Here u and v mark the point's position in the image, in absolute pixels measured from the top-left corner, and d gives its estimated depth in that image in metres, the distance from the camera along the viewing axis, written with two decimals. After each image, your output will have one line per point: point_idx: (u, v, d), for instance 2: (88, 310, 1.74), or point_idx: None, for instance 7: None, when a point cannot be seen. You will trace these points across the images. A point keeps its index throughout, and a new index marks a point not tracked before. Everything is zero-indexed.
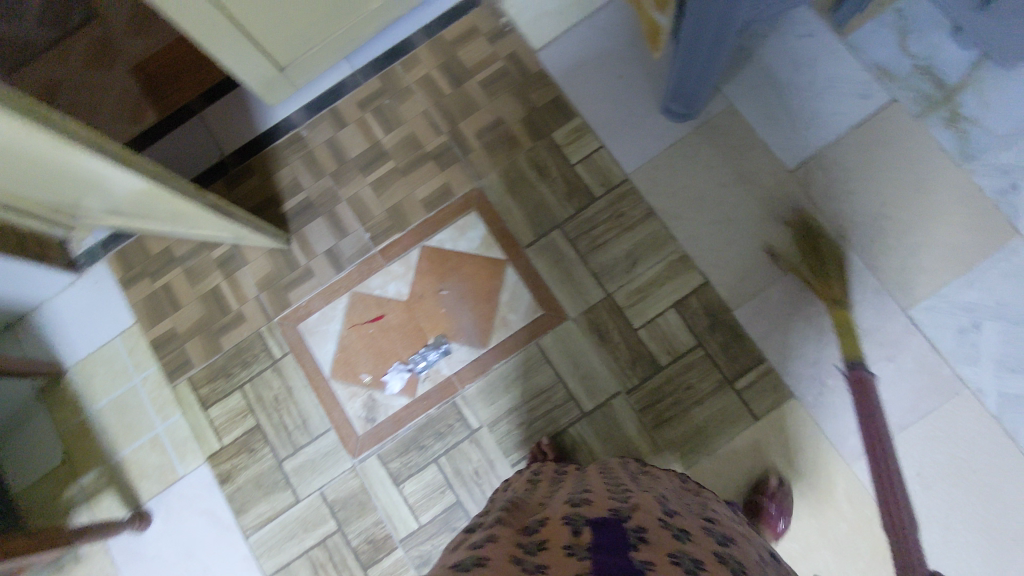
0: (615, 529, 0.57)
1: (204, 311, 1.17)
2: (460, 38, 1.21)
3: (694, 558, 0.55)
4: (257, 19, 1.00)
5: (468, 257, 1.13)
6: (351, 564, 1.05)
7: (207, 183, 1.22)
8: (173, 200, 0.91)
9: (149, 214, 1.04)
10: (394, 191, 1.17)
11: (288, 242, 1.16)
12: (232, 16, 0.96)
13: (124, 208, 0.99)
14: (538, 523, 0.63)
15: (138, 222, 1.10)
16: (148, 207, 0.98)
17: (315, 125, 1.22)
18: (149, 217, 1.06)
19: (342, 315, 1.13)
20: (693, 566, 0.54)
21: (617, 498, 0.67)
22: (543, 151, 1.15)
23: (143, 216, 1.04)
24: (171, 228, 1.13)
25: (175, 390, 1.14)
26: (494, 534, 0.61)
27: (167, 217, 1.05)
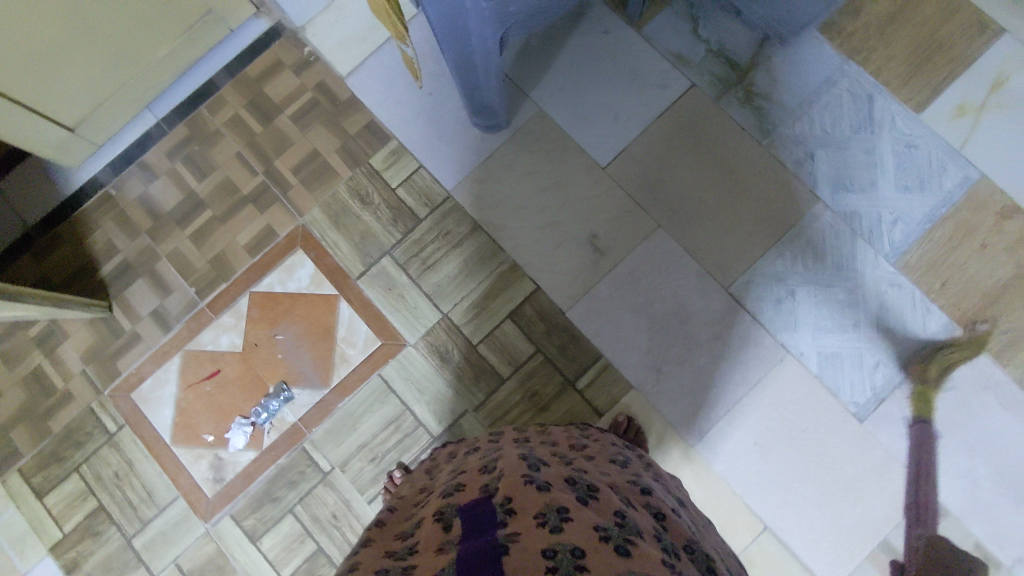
0: (481, 505, 0.52)
1: (27, 395, 1.10)
2: (265, 74, 1.18)
3: (558, 509, 0.51)
4: (19, 80, 0.94)
5: (299, 297, 1.10)
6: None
7: (12, 259, 1.14)
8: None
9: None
10: (216, 240, 1.13)
11: (108, 308, 1.10)
12: None
13: None
14: (410, 525, 0.57)
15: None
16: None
17: (123, 182, 1.16)
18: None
19: (176, 376, 1.09)
20: (557, 518, 0.49)
21: (489, 464, 0.61)
22: (363, 179, 1.13)
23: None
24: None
25: (5, 484, 1.07)
26: (357, 560, 0.53)
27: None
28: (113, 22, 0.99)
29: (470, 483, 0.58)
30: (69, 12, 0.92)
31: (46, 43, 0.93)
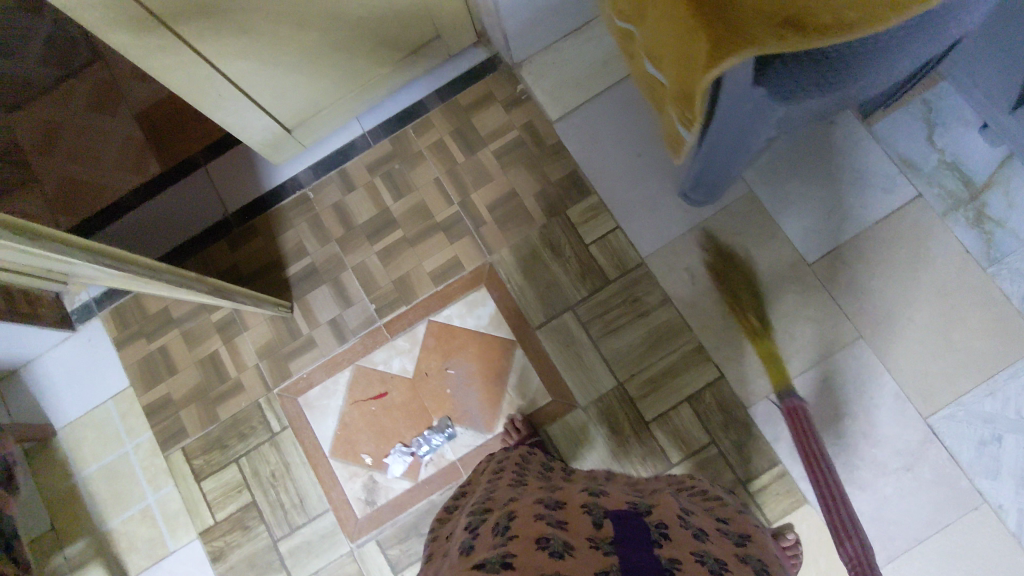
0: (636, 523, 0.64)
1: (202, 377, 1.13)
2: (476, 104, 1.18)
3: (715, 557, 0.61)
4: (257, 78, 0.97)
5: (476, 336, 1.09)
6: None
7: (208, 243, 1.17)
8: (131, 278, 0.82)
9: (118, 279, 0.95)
10: (402, 261, 1.13)
11: (291, 309, 1.12)
12: (229, 75, 0.93)
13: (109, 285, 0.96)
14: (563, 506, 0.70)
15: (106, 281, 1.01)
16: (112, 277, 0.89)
17: (321, 187, 1.17)
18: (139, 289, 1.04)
19: (344, 389, 1.10)
20: (714, 564, 0.60)
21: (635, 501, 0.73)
22: (557, 229, 1.12)
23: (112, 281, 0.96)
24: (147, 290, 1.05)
25: (168, 460, 1.11)
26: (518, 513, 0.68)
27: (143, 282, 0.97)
28: (348, 33, 0.98)
29: (621, 503, 0.71)
30: (312, 23, 0.91)
31: (285, 47, 0.94)
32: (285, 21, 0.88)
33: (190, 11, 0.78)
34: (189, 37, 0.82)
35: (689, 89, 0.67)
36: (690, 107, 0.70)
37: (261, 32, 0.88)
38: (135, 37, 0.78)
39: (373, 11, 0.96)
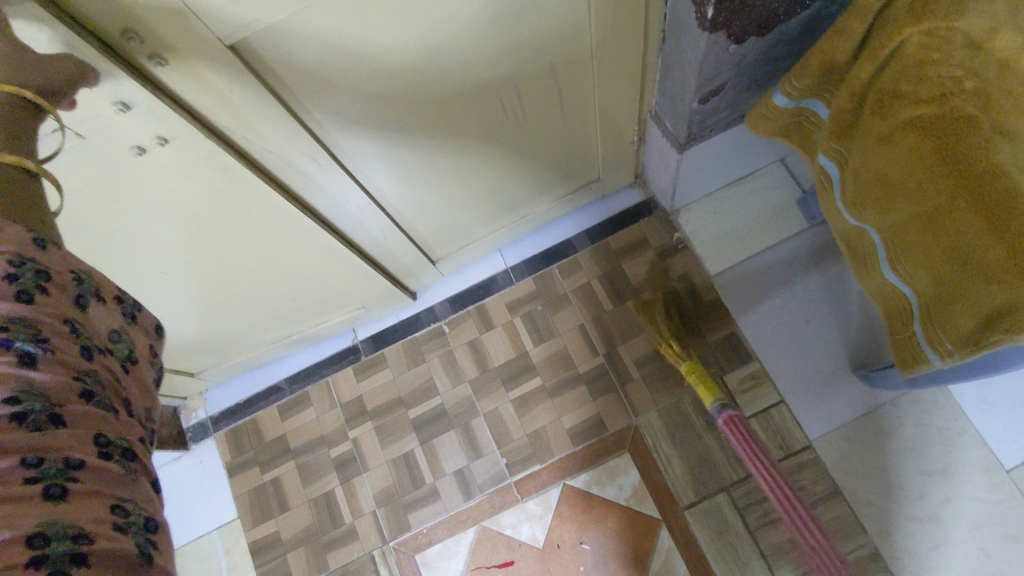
0: None
1: (314, 517, 1.05)
2: (628, 251, 1.11)
3: None
4: (418, 214, 0.94)
5: (617, 508, 0.99)
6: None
7: (337, 365, 1.13)
8: (296, 239, 0.82)
9: (247, 291, 0.91)
10: (539, 414, 1.05)
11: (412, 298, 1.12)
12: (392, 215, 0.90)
13: (239, 302, 0.92)
14: None
15: (234, 316, 0.96)
16: (257, 271, 0.87)
17: (457, 322, 1.12)
18: (263, 317, 0.99)
19: (464, 552, 1.00)
20: None
21: None
22: (712, 395, 1.02)
23: (250, 294, 0.92)
24: (272, 320, 1.01)
25: None
26: None
27: (280, 293, 0.95)
28: (513, 161, 0.93)
29: None
30: (477, 153, 0.86)
31: (457, 185, 0.92)
32: (448, 155, 0.84)
33: (364, 139, 0.73)
34: (360, 174, 0.78)
35: (946, 308, 0.61)
36: (943, 328, 0.63)
37: (435, 166, 0.85)
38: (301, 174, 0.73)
39: (545, 141, 0.91)
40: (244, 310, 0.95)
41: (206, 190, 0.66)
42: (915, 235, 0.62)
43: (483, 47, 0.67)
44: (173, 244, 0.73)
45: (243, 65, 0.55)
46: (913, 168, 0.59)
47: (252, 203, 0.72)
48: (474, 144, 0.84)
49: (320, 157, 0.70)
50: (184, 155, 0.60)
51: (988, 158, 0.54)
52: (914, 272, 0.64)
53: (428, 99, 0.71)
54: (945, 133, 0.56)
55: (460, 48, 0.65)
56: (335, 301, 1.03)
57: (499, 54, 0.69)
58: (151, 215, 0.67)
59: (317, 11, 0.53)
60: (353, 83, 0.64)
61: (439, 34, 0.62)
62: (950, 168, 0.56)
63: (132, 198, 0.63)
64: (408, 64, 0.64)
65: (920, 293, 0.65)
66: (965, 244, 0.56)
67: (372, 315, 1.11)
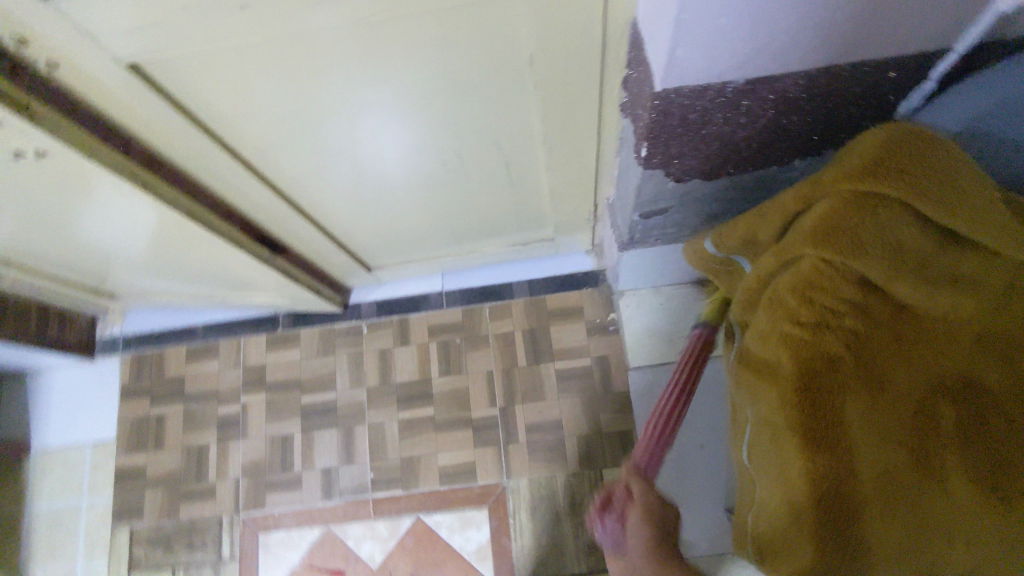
0: None
1: (182, 465, 1.08)
2: (560, 315, 1.10)
3: None
4: (359, 227, 0.93)
5: (456, 558, 1.00)
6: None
7: (254, 330, 1.14)
8: (212, 246, 0.81)
9: (166, 260, 0.91)
10: (419, 442, 1.06)
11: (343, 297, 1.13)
12: (326, 223, 0.90)
13: (158, 264, 0.92)
14: None
15: (154, 269, 0.96)
16: (176, 253, 0.86)
17: (377, 327, 1.13)
18: (185, 279, 1.00)
19: (304, 547, 1.03)
20: None
21: None
22: (585, 483, 1.02)
23: (169, 263, 0.92)
24: (195, 283, 1.02)
25: (113, 534, 1.06)
26: None
27: (203, 270, 0.95)
28: (462, 207, 0.91)
29: None
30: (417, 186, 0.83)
31: (398, 211, 0.90)
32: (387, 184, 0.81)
33: (299, 158, 0.71)
34: (289, 185, 0.77)
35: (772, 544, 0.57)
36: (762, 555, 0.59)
37: (377, 192, 0.83)
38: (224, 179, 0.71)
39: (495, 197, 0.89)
40: (164, 270, 0.95)
41: (106, 195, 0.64)
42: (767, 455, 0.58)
43: (428, 113, 0.65)
44: (75, 219, 0.72)
45: (155, 88, 0.53)
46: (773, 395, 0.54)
47: (160, 214, 0.70)
48: (414, 185, 0.83)
49: (236, 166, 0.69)
50: (73, 171, 0.57)
51: (846, 420, 0.51)
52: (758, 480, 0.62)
53: (358, 142, 0.69)
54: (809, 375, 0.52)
55: (407, 108, 0.64)
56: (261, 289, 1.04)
57: (441, 122, 0.68)
58: (49, 200, 0.64)
59: (240, 54, 0.51)
60: (291, 111, 0.61)
61: (403, 93, 0.61)
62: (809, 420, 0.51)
63: (23, 189, 0.61)
64: (351, 110, 0.62)
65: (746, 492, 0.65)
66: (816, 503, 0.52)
67: (295, 307, 1.11)
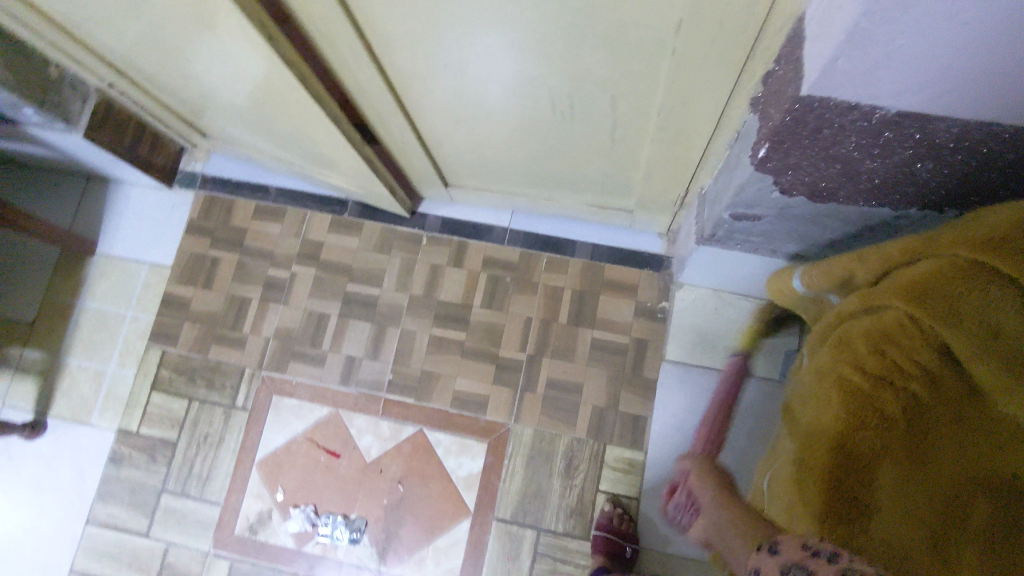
0: None
1: (222, 310, 1.14)
2: (614, 287, 1.09)
3: None
4: (451, 140, 0.93)
5: (444, 477, 1.05)
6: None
7: (320, 209, 1.17)
8: (306, 112, 0.82)
9: (261, 115, 0.93)
10: (443, 362, 1.09)
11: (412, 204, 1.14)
12: (421, 126, 0.90)
13: (253, 116, 0.95)
14: None
15: (247, 121, 0.98)
16: (272, 110, 0.88)
17: (436, 241, 1.14)
18: (273, 139, 1.02)
19: (311, 421, 1.08)
20: None
21: None
22: (585, 452, 1.04)
23: (264, 118, 0.94)
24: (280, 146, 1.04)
25: (146, 351, 1.13)
26: None
27: (291, 136, 0.97)
28: (555, 151, 0.90)
29: None
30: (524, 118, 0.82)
31: (492, 137, 0.90)
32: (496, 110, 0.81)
33: (417, 58, 0.71)
34: (399, 80, 0.77)
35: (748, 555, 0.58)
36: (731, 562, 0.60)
37: (480, 113, 0.83)
38: (339, 52, 0.72)
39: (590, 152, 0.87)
40: (256, 124, 0.97)
41: (227, 31, 0.65)
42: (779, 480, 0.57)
43: (565, 50, 0.64)
44: (193, 48, 0.74)
45: None
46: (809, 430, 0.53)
47: (270, 65, 0.71)
48: (518, 117, 0.82)
49: (356, 44, 0.69)
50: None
51: (872, 487, 0.48)
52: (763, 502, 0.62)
53: (480, 58, 0.68)
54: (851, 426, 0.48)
55: (541, 38, 0.62)
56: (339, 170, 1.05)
57: (565, 63, 0.66)
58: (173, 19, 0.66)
59: None
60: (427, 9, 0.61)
61: (540, 22, 0.60)
62: (830, 476, 0.48)
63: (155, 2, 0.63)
64: (486, 26, 0.62)
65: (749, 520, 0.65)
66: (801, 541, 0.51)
67: (367, 199, 1.13)
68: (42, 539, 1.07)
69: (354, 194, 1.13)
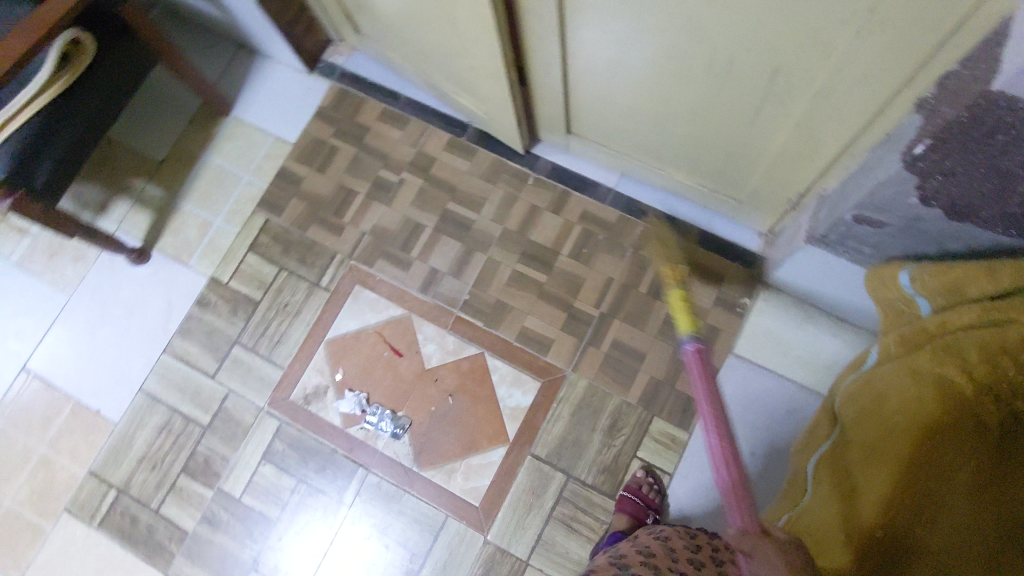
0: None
1: (329, 196, 1.20)
2: (701, 271, 1.11)
3: None
4: (594, 85, 0.97)
5: (492, 402, 1.09)
6: (179, 462, 1.11)
7: (441, 126, 1.22)
8: (476, 14, 0.87)
9: (424, 15, 0.97)
10: (519, 297, 1.13)
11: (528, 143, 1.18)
12: (571, 64, 0.94)
13: (414, 16, 0.99)
14: None
15: (405, 21, 1.03)
16: (440, 10, 0.93)
17: (542, 184, 1.18)
18: (422, 45, 1.07)
19: (383, 317, 1.14)
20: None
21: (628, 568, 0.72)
22: (631, 417, 1.06)
23: (425, 19, 0.98)
24: (427, 53, 1.09)
25: (252, 214, 1.20)
26: None
27: (443, 43, 1.01)
28: (691, 120, 0.92)
29: None
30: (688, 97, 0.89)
31: (636, 91, 0.93)
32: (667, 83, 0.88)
33: None
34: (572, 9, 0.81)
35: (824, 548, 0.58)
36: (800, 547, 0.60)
37: (638, 64, 0.86)
38: None
39: (725, 128, 0.89)
40: (414, 25, 1.02)
41: None
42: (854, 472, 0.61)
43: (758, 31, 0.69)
44: None
45: None
46: (906, 425, 0.58)
47: None
48: (673, 74, 0.85)
49: None
50: None
51: (950, 474, 0.55)
52: (823, 495, 0.64)
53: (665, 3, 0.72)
54: (949, 422, 0.56)
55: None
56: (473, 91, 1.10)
57: (745, 22, 0.68)
58: None
59: None
60: None
61: None
62: (913, 459, 0.56)
63: None
64: None
65: (806, 502, 0.67)
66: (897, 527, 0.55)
67: (489, 127, 1.17)
68: (121, 355, 1.16)
69: (479, 119, 1.17)
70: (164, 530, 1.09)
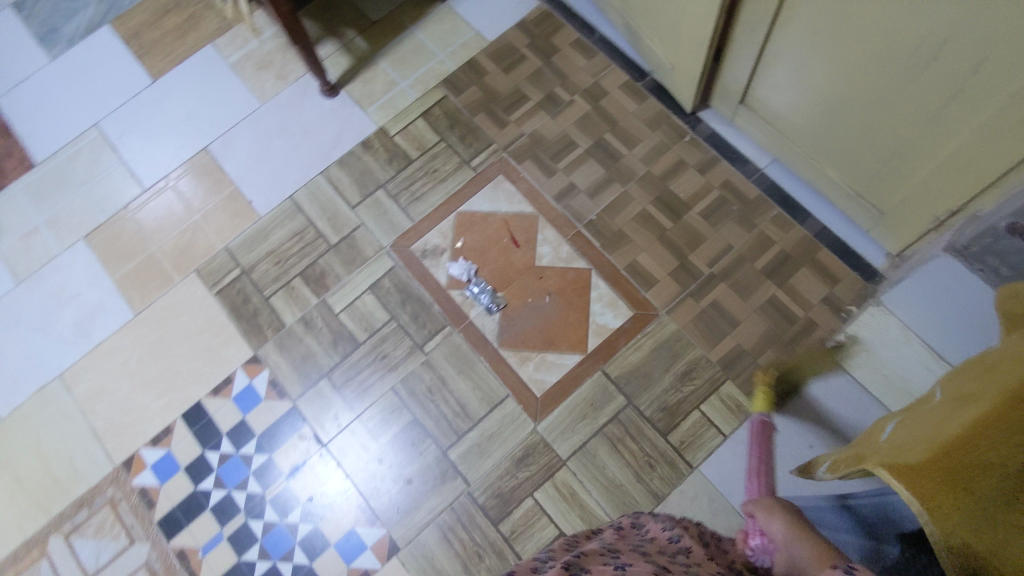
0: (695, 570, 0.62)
1: (504, 94, 1.32)
2: (818, 269, 1.14)
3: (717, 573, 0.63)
4: (785, 57, 1.02)
5: (583, 314, 1.16)
6: (299, 266, 1.24)
7: (624, 68, 1.31)
8: None
9: None
10: (641, 234, 1.20)
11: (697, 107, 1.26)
12: (774, 30, 1.00)
13: None
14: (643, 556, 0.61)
15: None
16: None
17: (696, 146, 1.24)
18: None
19: (514, 210, 1.23)
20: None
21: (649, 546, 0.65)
22: (706, 371, 1.11)
23: None
24: None
25: (433, 88, 1.34)
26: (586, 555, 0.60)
27: None
28: (865, 112, 0.96)
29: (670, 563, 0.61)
30: (873, 74, 0.90)
31: (824, 73, 0.98)
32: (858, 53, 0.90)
33: None
34: None
35: (895, 466, 0.57)
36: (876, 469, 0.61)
37: (838, 40, 0.92)
38: None
39: (897, 125, 0.93)
40: None
41: None
42: (949, 413, 0.58)
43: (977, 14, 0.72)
44: None
45: None
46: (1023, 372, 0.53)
47: None
48: (870, 51, 0.88)
49: None
50: None
51: None
52: (911, 424, 0.65)
53: None
54: None
55: None
56: (668, 39, 1.18)
57: None
58: None
59: None
60: None
61: None
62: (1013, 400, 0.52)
63: None
64: None
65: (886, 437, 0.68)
66: (953, 459, 0.53)
67: (667, 81, 1.26)
68: (285, 164, 1.31)
69: (660, 70, 1.26)
70: (266, 316, 1.22)
